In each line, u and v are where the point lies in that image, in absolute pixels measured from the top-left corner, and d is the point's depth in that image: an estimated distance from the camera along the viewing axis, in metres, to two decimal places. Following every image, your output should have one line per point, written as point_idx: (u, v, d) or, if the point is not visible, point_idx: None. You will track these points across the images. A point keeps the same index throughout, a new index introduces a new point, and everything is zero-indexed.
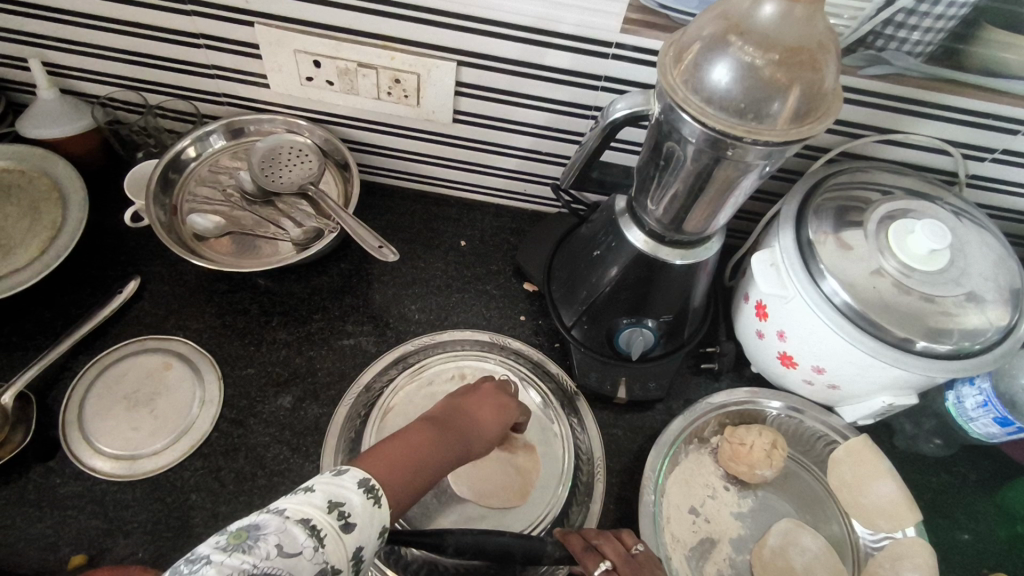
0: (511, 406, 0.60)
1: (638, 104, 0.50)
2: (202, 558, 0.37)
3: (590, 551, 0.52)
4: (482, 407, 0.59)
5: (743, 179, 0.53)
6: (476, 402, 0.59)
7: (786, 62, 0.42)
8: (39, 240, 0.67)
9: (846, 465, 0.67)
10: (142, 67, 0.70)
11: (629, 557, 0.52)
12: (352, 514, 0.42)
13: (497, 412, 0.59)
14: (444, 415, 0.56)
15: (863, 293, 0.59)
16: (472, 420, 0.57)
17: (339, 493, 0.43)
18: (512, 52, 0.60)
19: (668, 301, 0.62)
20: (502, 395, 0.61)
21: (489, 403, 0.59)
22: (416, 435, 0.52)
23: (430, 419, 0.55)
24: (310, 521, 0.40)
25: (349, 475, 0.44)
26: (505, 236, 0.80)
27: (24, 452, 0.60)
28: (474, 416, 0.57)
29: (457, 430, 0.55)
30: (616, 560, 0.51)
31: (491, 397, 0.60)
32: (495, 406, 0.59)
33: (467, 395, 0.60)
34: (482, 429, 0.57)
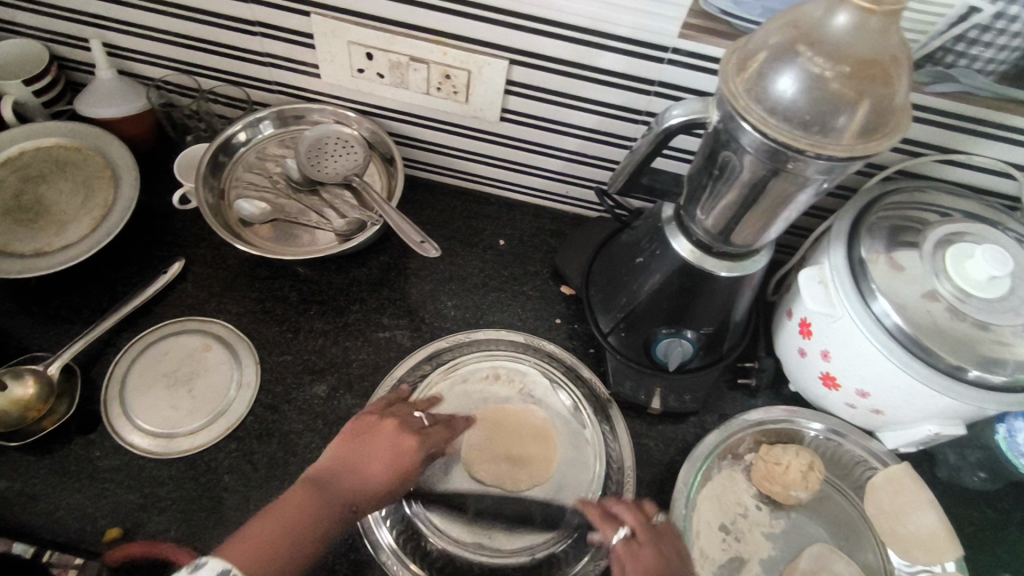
0: (409, 438, 0.57)
1: (695, 110, 0.49)
2: None
3: (611, 517, 0.55)
4: (376, 448, 0.55)
5: (799, 193, 0.51)
6: (375, 440, 0.56)
7: (858, 76, 0.41)
8: (91, 218, 0.68)
9: (885, 492, 0.65)
10: (198, 52, 0.71)
11: (649, 524, 0.54)
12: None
13: (393, 453, 0.56)
14: (325, 470, 0.53)
15: (915, 316, 0.57)
16: (364, 465, 0.54)
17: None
18: (565, 52, 0.60)
19: (709, 313, 0.61)
20: (402, 434, 0.57)
21: (384, 442, 0.56)
22: (291, 505, 0.49)
23: (311, 477, 0.52)
24: None
25: (206, 569, 0.42)
26: (544, 238, 0.79)
27: (67, 423, 0.62)
28: (366, 462, 0.54)
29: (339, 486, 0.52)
30: (635, 527, 0.54)
31: (387, 433, 0.57)
32: (393, 444, 0.56)
33: (357, 436, 0.56)
34: (375, 474, 0.54)
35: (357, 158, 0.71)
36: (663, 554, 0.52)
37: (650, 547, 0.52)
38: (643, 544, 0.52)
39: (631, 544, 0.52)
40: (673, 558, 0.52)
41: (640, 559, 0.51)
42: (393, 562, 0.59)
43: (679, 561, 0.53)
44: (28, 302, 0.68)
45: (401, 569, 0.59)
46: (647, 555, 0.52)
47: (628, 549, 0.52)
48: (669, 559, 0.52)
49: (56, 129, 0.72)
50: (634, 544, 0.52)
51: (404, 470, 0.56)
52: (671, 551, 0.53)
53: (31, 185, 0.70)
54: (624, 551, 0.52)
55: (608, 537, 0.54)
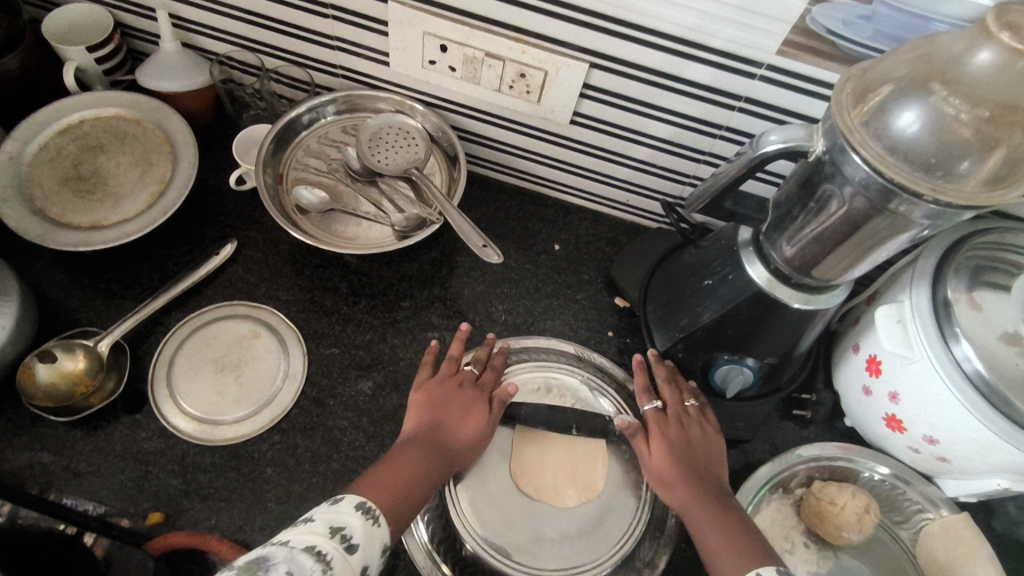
0: (469, 389, 0.62)
1: (794, 138, 0.46)
2: None
3: (651, 390, 0.65)
4: (450, 405, 0.60)
5: (896, 235, 0.48)
6: (460, 394, 0.61)
7: (994, 122, 0.38)
8: (149, 193, 0.68)
9: (939, 542, 0.62)
10: (265, 30, 0.69)
11: (682, 404, 0.63)
12: (352, 536, 0.46)
13: (464, 407, 0.61)
14: (420, 419, 0.59)
15: (999, 366, 0.54)
16: (453, 416, 0.60)
17: (340, 519, 0.47)
18: (651, 60, 0.57)
19: (776, 343, 0.59)
20: (462, 387, 0.62)
21: (453, 399, 0.61)
22: (402, 460, 0.55)
23: (406, 438, 0.58)
24: (316, 547, 0.44)
25: (345, 501, 0.49)
26: (600, 246, 0.77)
27: (114, 400, 0.62)
28: (447, 417, 0.59)
29: (429, 442, 0.57)
30: (668, 402, 0.63)
31: (469, 389, 0.62)
32: (473, 400, 0.62)
33: (444, 389, 0.61)
34: (464, 424, 0.60)
35: (417, 151, 0.69)
36: (687, 430, 0.61)
37: (675, 419, 0.62)
38: (670, 417, 0.62)
39: (661, 416, 0.62)
40: (696, 435, 0.61)
41: (667, 428, 0.61)
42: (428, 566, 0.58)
43: (703, 438, 0.61)
44: (80, 274, 0.67)
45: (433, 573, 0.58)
46: (672, 425, 0.61)
47: (656, 418, 0.62)
48: (691, 434, 0.61)
49: (116, 99, 0.70)
50: (662, 415, 0.62)
51: (477, 416, 0.61)
52: (696, 428, 0.62)
53: (89, 154, 0.69)
54: (653, 418, 0.62)
55: (642, 406, 0.64)
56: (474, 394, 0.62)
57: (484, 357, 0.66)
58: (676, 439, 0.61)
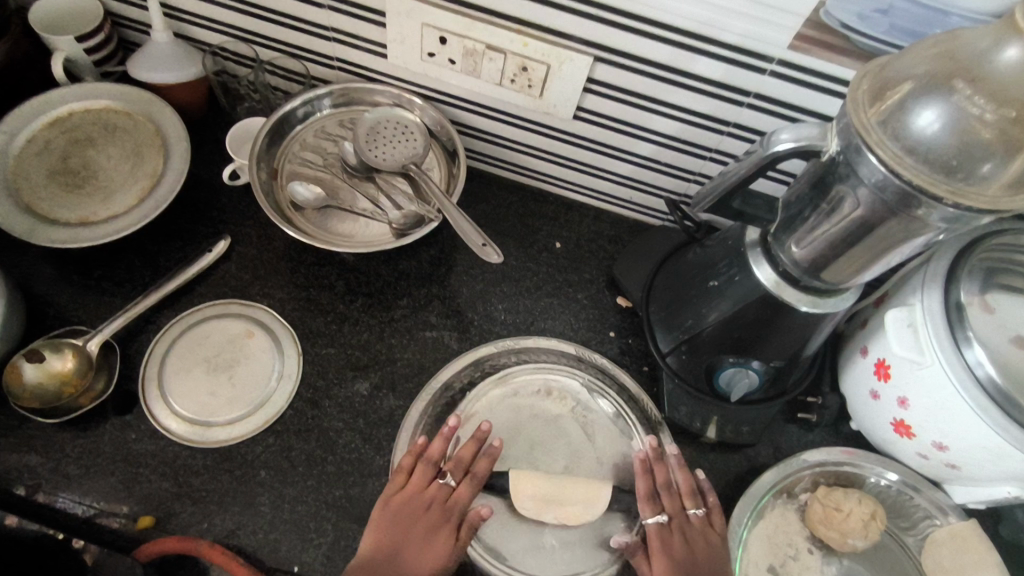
0: (436, 511, 0.57)
1: (807, 137, 0.44)
2: None
3: (653, 495, 0.59)
4: (415, 527, 0.56)
5: (910, 238, 0.47)
6: (425, 519, 0.56)
7: (1018, 122, 0.36)
8: (139, 189, 0.66)
9: (946, 549, 0.60)
10: (259, 20, 0.67)
11: (685, 515, 0.59)
12: None
13: (427, 534, 0.56)
14: (376, 547, 0.55)
15: (1012, 372, 0.52)
16: (413, 547, 0.55)
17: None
18: (658, 53, 0.55)
19: (783, 345, 0.57)
20: (431, 505, 0.57)
21: (417, 521, 0.56)
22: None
23: (364, 562, 0.54)
24: None
25: None
26: (603, 243, 0.75)
27: (104, 401, 0.60)
28: (407, 544, 0.55)
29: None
30: (670, 513, 0.58)
31: (436, 513, 0.57)
32: (438, 526, 0.56)
33: (410, 509, 0.56)
34: (424, 556, 0.55)
35: (416, 146, 0.68)
36: (691, 545, 0.57)
37: (680, 536, 0.57)
38: (675, 531, 0.58)
39: (663, 529, 0.58)
40: (699, 550, 0.57)
41: (670, 546, 0.57)
42: None
43: (709, 554, 0.57)
44: (70, 270, 0.66)
45: None
46: (675, 541, 0.57)
47: (660, 533, 0.58)
48: (696, 550, 0.57)
49: (106, 91, 0.68)
50: (665, 529, 0.58)
51: (439, 549, 0.55)
52: (702, 543, 0.58)
53: (78, 148, 0.67)
54: (655, 534, 0.57)
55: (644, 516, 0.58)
56: (439, 517, 0.57)
57: (464, 463, 0.59)
58: (679, 560, 0.56)
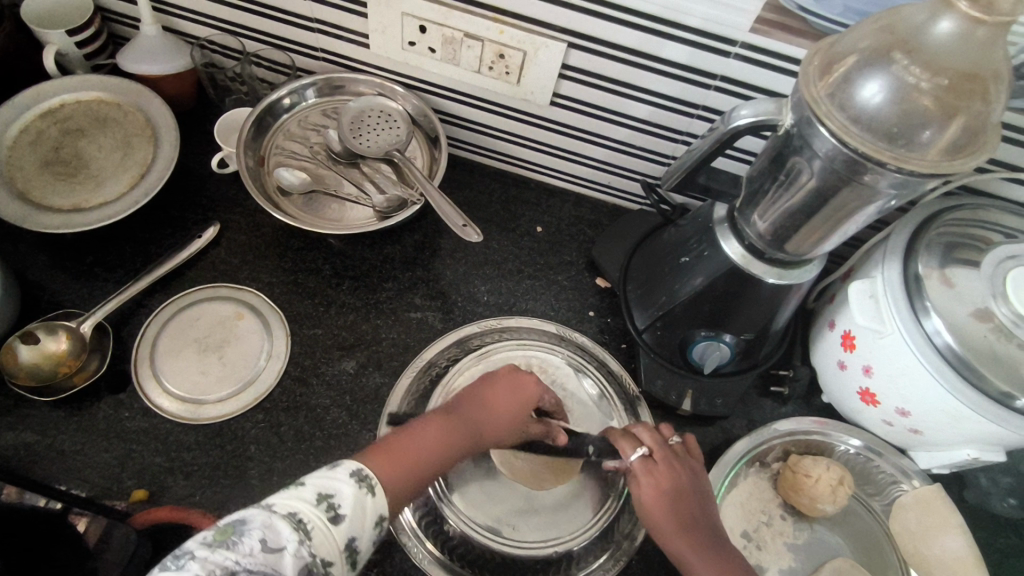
0: (533, 386, 0.61)
1: (766, 112, 0.47)
2: (187, 553, 0.43)
3: (632, 436, 0.61)
4: (505, 392, 0.60)
5: (864, 207, 0.50)
6: (509, 383, 0.61)
7: (953, 90, 0.39)
8: (130, 177, 0.68)
9: (911, 513, 0.63)
10: (246, 12, 0.69)
11: (665, 444, 0.60)
12: (340, 505, 0.47)
13: (515, 397, 0.60)
14: (463, 400, 0.60)
15: (968, 338, 0.55)
16: (495, 403, 0.60)
17: (331, 486, 0.48)
18: (628, 39, 0.58)
19: (752, 318, 0.60)
20: (524, 378, 0.62)
21: (510, 388, 0.61)
22: (422, 432, 0.56)
23: (446, 412, 0.59)
24: (296, 515, 0.46)
25: (343, 468, 0.50)
26: (582, 227, 0.78)
27: (97, 381, 0.62)
28: (491, 405, 0.60)
29: (468, 425, 0.58)
30: (651, 446, 0.59)
31: (525, 385, 0.61)
32: (519, 392, 0.61)
33: (501, 377, 0.62)
34: (499, 413, 0.59)
35: (399, 133, 0.70)
36: (677, 471, 0.58)
37: (665, 465, 0.58)
38: (660, 463, 0.58)
39: (648, 463, 0.58)
40: (686, 477, 0.58)
41: (657, 478, 0.57)
42: (412, 543, 0.59)
43: (693, 478, 0.58)
44: (62, 257, 0.68)
45: (420, 550, 0.59)
46: (662, 472, 0.57)
47: (645, 468, 0.58)
48: (681, 476, 0.58)
49: (96, 83, 0.70)
50: (650, 462, 0.58)
51: (524, 418, 0.60)
52: (686, 468, 0.59)
53: (70, 138, 0.69)
54: (641, 469, 0.58)
55: (627, 454, 0.59)
56: (535, 392, 0.61)
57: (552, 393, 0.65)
58: (668, 489, 0.57)
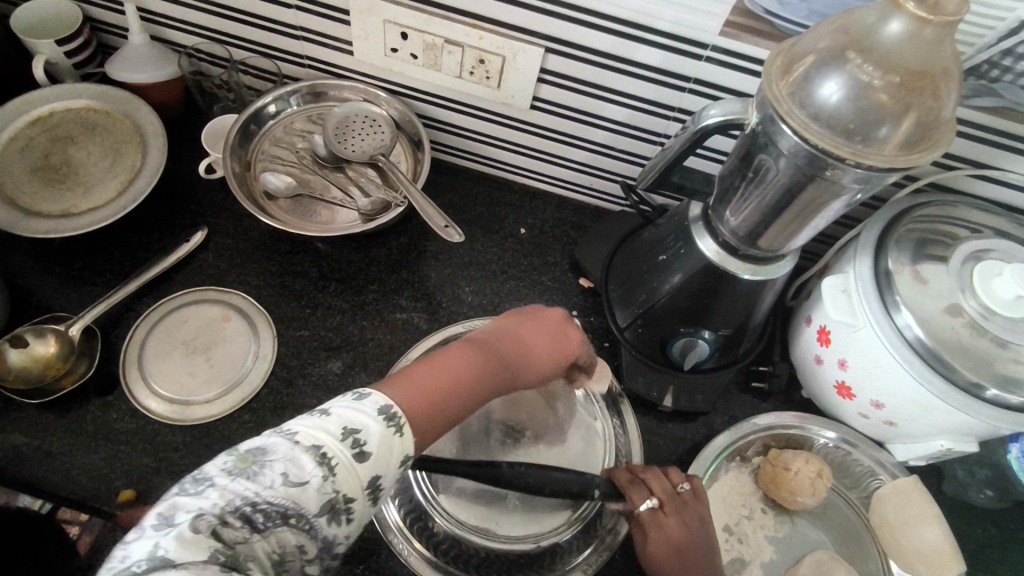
0: (574, 339, 0.61)
1: (732, 112, 0.49)
2: (207, 479, 0.42)
3: (641, 484, 0.59)
4: (543, 332, 0.60)
5: (831, 202, 0.51)
6: (549, 331, 0.60)
7: (905, 87, 0.41)
8: (119, 182, 0.69)
9: (891, 504, 0.64)
10: (232, 21, 0.70)
11: (674, 494, 0.59)
12: (366, 442, 0.45)
13: (556, 346, 0.60)
14: (493, 339, 0.58)
15: (937, 331, 0.56)
16: (534, 348, 0.59)
17: (357, 420, 0.46)
18: (603, 43, 0.59)
19: (729, 314, 0.61)
20: (563, 330, 0.61)
21: (550, 329, 0.60)
22: (451, 364, 0.54)
23: (474, 347, 0.56)
24: (321, 449, 0.43)
25: (370, 402, 0.47)
26: (565, 229, 0.79)
27: (86, 383, 0.63)
28: (528, 344, 0.59)
29: (503, 358, 0.57)
30: (662, 497, 0.58)
31: (562, 335, 0.61)
32: (559, 341, 0.60)
33: (539, 322, 0.61)
34: (537, 359, 0.59)
35: (384, 138, 0.71)
36: (686, 522, 0.57)
37: (673, 518, 0.57)
38: (670, 515, 0.57)
39: (656, 513, 0.57)
40: (695, 529, 0.57)
41: (665, 530, 0.56)
42: (398, 540, 0.60)
43: (703, 529, 0.58)
44: (52, 261, 0.69)
45: (406, 547, 0.60)
46: (671, 524, 0.57)
47: (654, 519, 0.57)
48: (692, 529, 0.57)
49: (85, 91, 0.72)
50: (659, 514, 0.57)
51: (557, 361, 0.60)
52: (695, 519, 0.58)
53: (59, 145, 0.70)
54: (649, 520, 0.57)
55: (636, 504, 0.58)
56: (576, 345, 0.61)
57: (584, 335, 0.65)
58: (676, 542, 0.56)
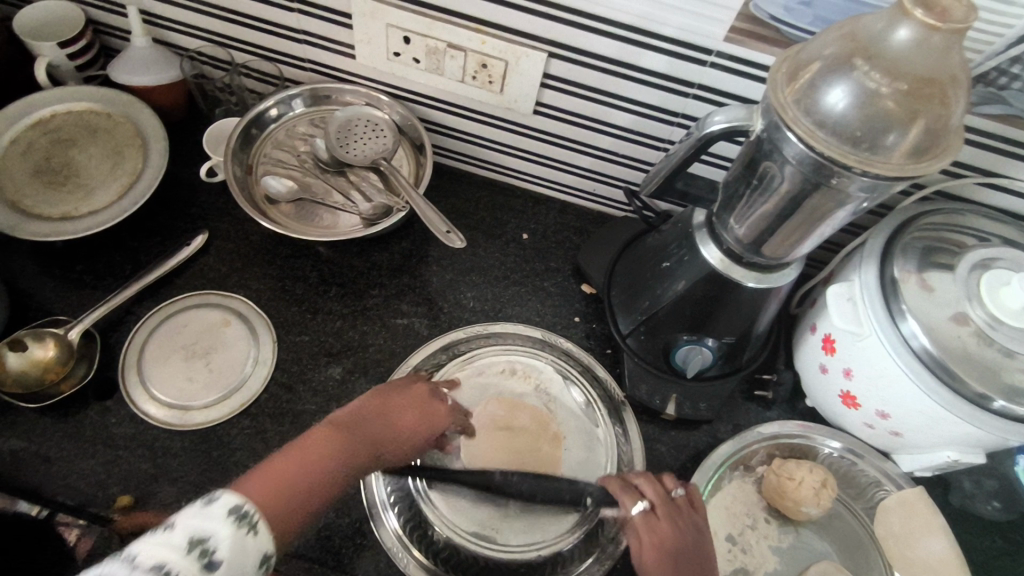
0: (441, 407, 0.61)
1: (738, 118, 0.48)
2: None
3: (635, 488, 0.58)
4: (411, 407, 0.60)
5: (837, 210, 0.51)
6: (415, 403, 0.60)
7: (913, 95, 0.40)
8: (119, 185, 0.69)
9: (896, 515, 0.64)
10: (235, 25, 0.70)
11: (668, 498, 0.58)
12: (215, 550, 0.42)
13: (421, 417, 0.59)
14: (360, 415, 0.56)
15: (944, 341, 0.55)
16: (398, 421, 0.58)
17: (204, 527, 0.42)
18: (606, 48, 0.59)
19: (733, 322, 0.60)
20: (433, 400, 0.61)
21: (416, 403, 0.60)
22: (309, 452, 0.50)
23: (337, 426, 0.53)
24: (163, 566, 0.40)
25: (219, 504, 0.44)
26: (567, 235, 0.79)
27: (84, 387, 0.62)
28: (396, 417, 0.58)
29: (370, 436, 0.55)
30: (655, 500, 0.57)
31: (428, 404, 0.61)
32: (424, 412, 0.60)
33: (404, 393, 0.60)
34: (405, 431, 0.58)
35: (385, 141, 0.71)
36: (680, 527, 0.56)
37: (667, 520, 0.56)
38: (663, 518, 0.56)
39: (650, 516, 0.56)
40: (689, 534, 0.56)
41: (659, 532, 0.55)
42: (397, 549, 0.59)
43: (697, 535, 0.56)
44: (52, 265, 0.68)
45: (405, 556, 0.59)
46: (665, 527, 0.55)
47: (647, 521, 0.56)
48: (685, 532, 0.56)
49: (88, 94, 0.72)
50: (652, 516, 0.56)
51: (425, 431, 0.59)
52: (688, 525, 0.56)
53: (61, 147, 0.70)
54: (643, 523, 0.56)
55: (628, 506, 0.57)
56: (444, 413, 0.61)
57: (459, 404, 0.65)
58: (670, 546, 0.54)
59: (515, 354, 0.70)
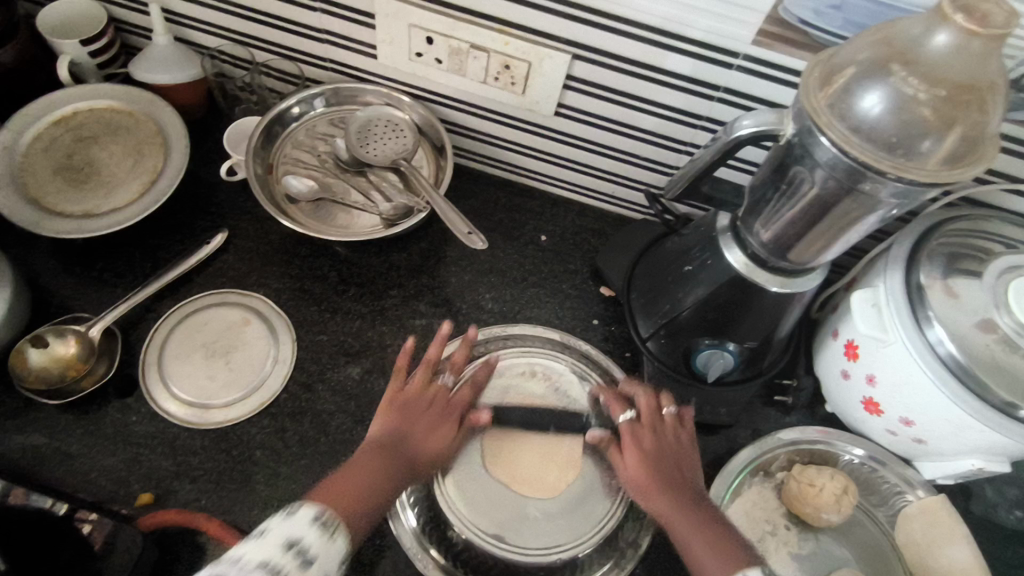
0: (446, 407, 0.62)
1: (767, 122, 0.48)
2: None
3: (627, 403, 0.64)
4: (422, 418, 0.61)
5: (866, 215, 0.50)
6: (426, 412, 0.61)
7: (951, 101, 0.40)
8: (140, 183, 0.69)
9: (918, 523, 0.63)
10: (256, 24, 0.70)
11: (655, 412, 0.62)
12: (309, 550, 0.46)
13: (436, 426, 0.61)
14: (388, 432, 0.59)
15: (971, 348, 0.54)
16: (417, 435, 0.59)
17: (296, 532, 0.47)
18: (631, 50, 0.58)
19: (756, 326, 0.59)
20: (437, 406, 0.62)
21: (426, 412, 0.61)
22: (357, 467, 0.55)
23: (370, 447, 0.57)
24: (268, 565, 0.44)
25: (302, 514, 0.48)
26: (586, 237, 0.78)
27: (105, 385, 0.63)
28: (416, 431, 0.60)
29: (401, 451, 0.58)
30: (640, 411, 0.62)
31: (437, 408, 0.62)
32: (436, 419, 0.61)
33: (416, 403, 0.61)
34: (426, 442, 0.60)
35: (406, 141, 0.71)
36: (660, 435, 0.61)
37: (649, 428, 0.61)
38: (644, 427, 0.61)
39: (633, 424, 0.62)
40: (672, 442, 0.61)
41: (638, 436, 0.61)
42: (416, 550, 0.59)
43: (680, 446, 0.61)
44: (72, 262, 0.68)
45: (424, 557, 0.59)
46: (646, 435, 0.61)
47: (629, 428, 0.61)
48: (666, 441, 0.60)
49: (109, 92, 0.72)
50: (636, 425, 0.62)
51: (443, 433, 0.61)
52: (672, 436, 0.61)
53: (83, 145, 0.70)
54: (626, 429, 0.61)
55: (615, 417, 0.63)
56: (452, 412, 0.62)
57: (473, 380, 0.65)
58: (649, 448, 0.60)
59: (536, 359, 0.69)
